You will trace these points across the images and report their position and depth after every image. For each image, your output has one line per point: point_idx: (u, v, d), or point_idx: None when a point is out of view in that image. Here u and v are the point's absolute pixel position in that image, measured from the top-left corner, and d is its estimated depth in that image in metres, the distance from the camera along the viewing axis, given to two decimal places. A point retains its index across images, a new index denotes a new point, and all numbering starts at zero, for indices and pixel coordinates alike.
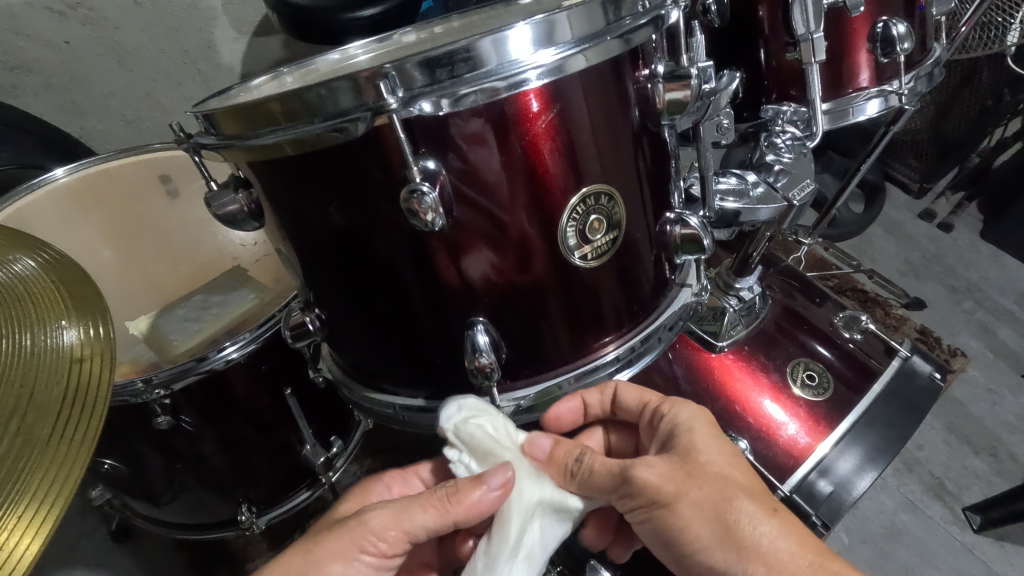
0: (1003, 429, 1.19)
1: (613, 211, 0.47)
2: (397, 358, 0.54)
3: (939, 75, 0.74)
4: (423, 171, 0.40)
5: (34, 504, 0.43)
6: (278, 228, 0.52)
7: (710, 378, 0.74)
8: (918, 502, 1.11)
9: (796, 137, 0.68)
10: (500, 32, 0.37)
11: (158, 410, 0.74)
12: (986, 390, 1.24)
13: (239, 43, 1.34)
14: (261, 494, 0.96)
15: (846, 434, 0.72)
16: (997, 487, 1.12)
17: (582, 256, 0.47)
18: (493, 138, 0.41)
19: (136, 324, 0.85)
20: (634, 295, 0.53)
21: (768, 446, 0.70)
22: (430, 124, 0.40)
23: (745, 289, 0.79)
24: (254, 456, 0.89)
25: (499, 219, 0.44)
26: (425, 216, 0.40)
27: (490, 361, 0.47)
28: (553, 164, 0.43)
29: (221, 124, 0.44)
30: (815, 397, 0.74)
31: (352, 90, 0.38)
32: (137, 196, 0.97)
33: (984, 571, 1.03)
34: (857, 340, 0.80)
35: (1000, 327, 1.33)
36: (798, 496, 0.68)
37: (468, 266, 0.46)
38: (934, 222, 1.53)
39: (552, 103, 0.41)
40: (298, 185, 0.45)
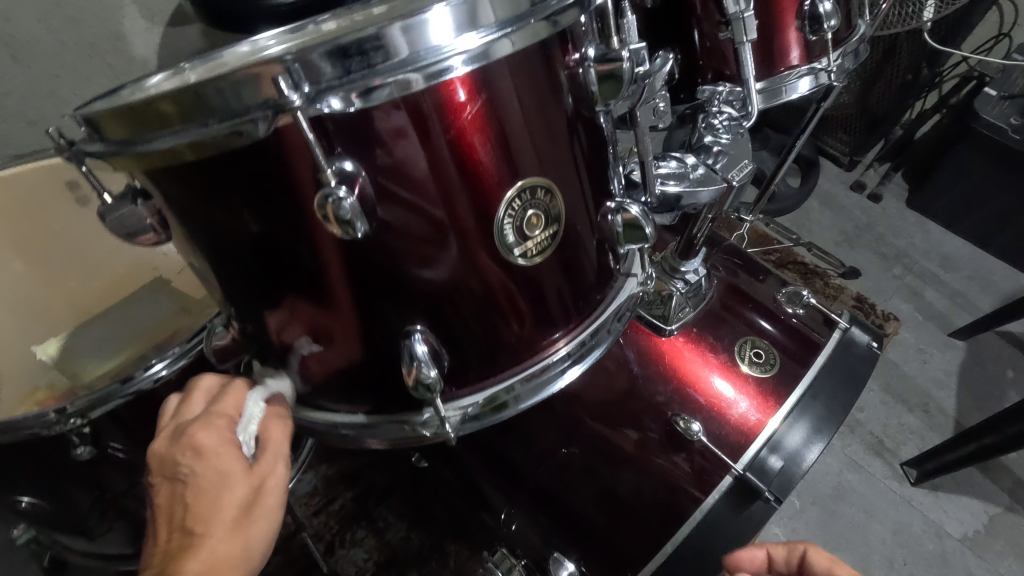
0: (933, 385, 1.26)
1: (552, 205, 0.45)
2: (333, 370, 0.50)
3: (865, 50, 0.75)
4: (340, 170, 0.37)
5: None
6: (190, 241, 0.47)
7: (660, 361, 0.74)
8: (861, 461, 1.16)
9: (733, 117, 0.68)
10: (412, 18, 0.34)
11: (76, 440, 0.68)
12: (917, 349, 1.31)
13: (153, 33, 1.24)
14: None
15: (795, 408, 0.73)
16: (929, 441, 1.18)
17: (522, 253, 0.45)
18: (419, 134, 0.38)
19: (44, 348, 0.79)
20: (579, 289, 0.51)
21: (720, 426, 0.71)
22: (345, 121, 0.36)
23: (690, 272, 0.78)
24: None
25: (430, 218, 0.41)
26: (345, 223, 0.36)
27: (431, 371, 0.44)
28: (483, 156, 0.41)
29: (106, 129, 0.39)
30: (762, 373, 0.75)
31: (250, 84, 0.34)
32: (38, 206, 0.89)
33: (921, 520, 1.10)
34: (800, 315, 0.82)
35: (926, 290, 1.41)
36: (750, 474, 0.69)
37: (401, 271, 0.43)
38: (864, 192, 1.60)
39: (479, 91, 0.39)
40: (203, 191, 0.40)
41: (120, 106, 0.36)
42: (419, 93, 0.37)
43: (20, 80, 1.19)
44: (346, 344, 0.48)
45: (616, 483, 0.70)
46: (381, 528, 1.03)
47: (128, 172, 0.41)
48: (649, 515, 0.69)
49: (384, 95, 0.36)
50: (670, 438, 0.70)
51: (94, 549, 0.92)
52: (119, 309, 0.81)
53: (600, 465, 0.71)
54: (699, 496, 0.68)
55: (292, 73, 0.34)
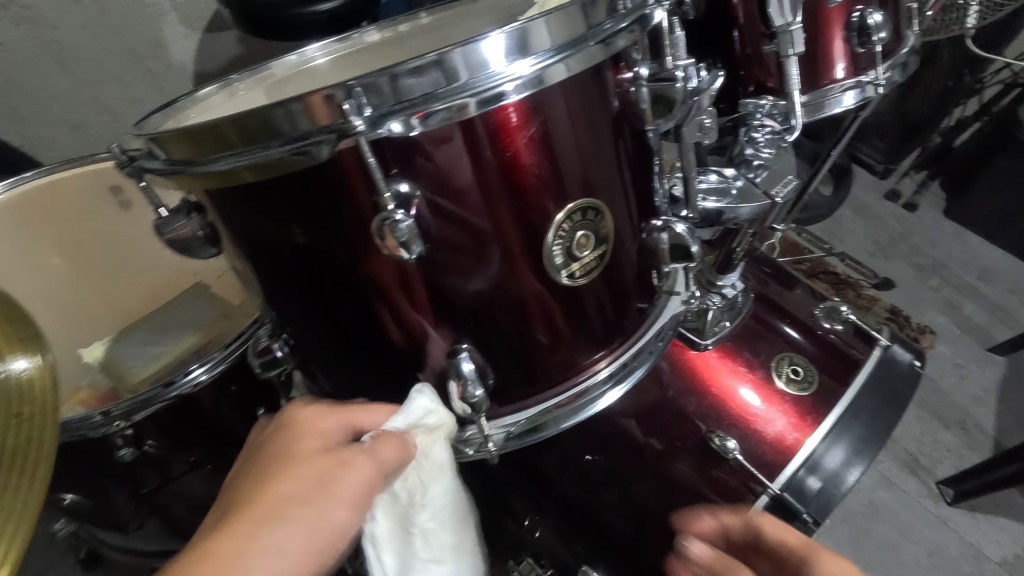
0: (971, 401, 1.22)
1: (600, 225, 0.45)
2: (377, 386, 0.51)
3: (913, 62, 0.73)
4: (397, 194, 0.38)
5: None
6: (239, 253, 0.48)
7: (694, 376, 0.73)
8: (894, 478, 1.13)
9: (775, 131, 0.66)
10: (472, 42, 0.35)
11: (120, 441, 0.69)
12: (954, 364, 1.27)
13: (190, 39, 1.22)
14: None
15: (833, 428, 0.72)
16: (967, 459, 1.15)
17: (569, 274, 0.45)
18: (472, 153, 0.39)
19: (90, 350, 0.81)
20: (622, 309, 0.51)
21: (756, 444, 0.70)
22: (402, 143, 0.37)
23: (728, 286, 0.78)
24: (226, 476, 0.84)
25: (480, 238, 0.42)
26: (401, 245, 0.37)
27: (479, 392, 0.45)
28: (535, 177, 0.41)
29: (168, 148, 0.40)
30: (799, 390, 0.74)
31: (313, 109, 0.35)
32: (84, 206, 0.90)
33: (958, 542, 1.06)
34: (837, 330, 0.80)
35: (965, 303, 1.37)
36: (788, 493, 0.68)
37: (449, 287, 0.43)
38: (899, 201, 1.56)
39: (534, 114, 0.39)
40: (260, 211, 0.41)
41: (184, 128, 0.37)
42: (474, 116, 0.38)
43: (64, 85, 1.23)
44: (388, 358, 0.48)
45: (648, 498, 0.69)
46: None
47: (185, 189, 0.42)
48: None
49: (441, 120, 0.36)
50: (703, 456, 0.69)
51: (128, 545, 0.94)
52: (161, 313, 0.83)
53: (631, 479, 0.70)
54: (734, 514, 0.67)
55: (357, 99, 0.34)
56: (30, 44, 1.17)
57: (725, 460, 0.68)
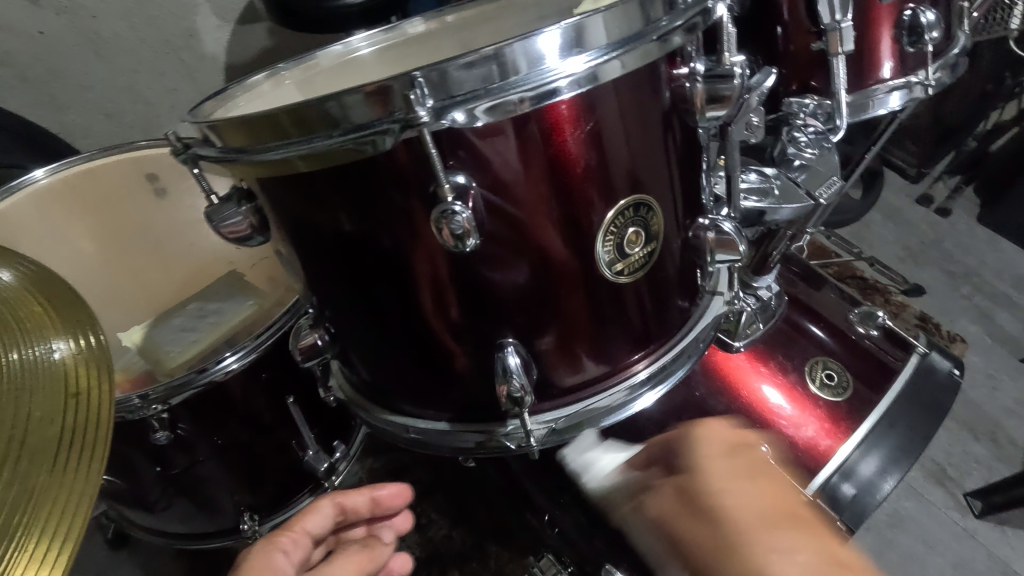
0: (1003, 413, 1.19)
1: (649, 222, 0.45)
2: (415, 377, 0.51)
3: (963, 63, 0.71)
4: (454, 186, 0.38)
5: (47, 529, 0.35)
6: (287, 242, 0.49)
7: (724, 379, 0.72)
8: (920, 489, 1.11)
9: (819, 131, 0.66)
10: (534, 34, 0.35)
11: (156, 424, 0.71)
12: (986, 374, 1.24)
13: (223, 31, 1.25)
14: (262, 501, 0.93)
15: (868, 436, 0.70)
16: (997, 473, 1.12)
17: (616, 271, 0.45)
18: (524, 147, 0.39)
19: (128, 334, 0.82)
20: (663, 307, 0.51)
21: (787, 448, 0.69)
22: (457, 135, 0.37)
23: (762, 288, 0.75)
24: (253, 462, 0.85)
25: (527, 229, 0.42)
26: (454, 236, 0.37)
27: (521, 386, 0.45)
28: (585, 170, 0.41)
29: (224, 135, 0.40)
30: (833, 396, 0.72)
31: (369, 101, 0.35)
32: (122, 192, 0.92)
33: (985, 556, 1.04)
34: (873, 336, 0.78)
35: (999, 313, 1.33)
36: (821, 500, 0.67)
37: (493, 283, 0.43)
38: (931, 206, 1.52)
39: (587, 109, 0.39)
40: (313, 199, 0.42)
41: (241, 116, 0.37)
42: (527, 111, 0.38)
43: (100, 74, 1.25)
44: (428, 350, 0.48)
45: None
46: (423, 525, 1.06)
47: (238, 177, 0.42)
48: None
49: (498, 113, 0.36)
50: None
51: (155, 526, 0.96)
52: (197, 300, 0.84)
53: None
54: None
55: (417, 90, 0.34)
56: (69, 32, 1.19)
57: None
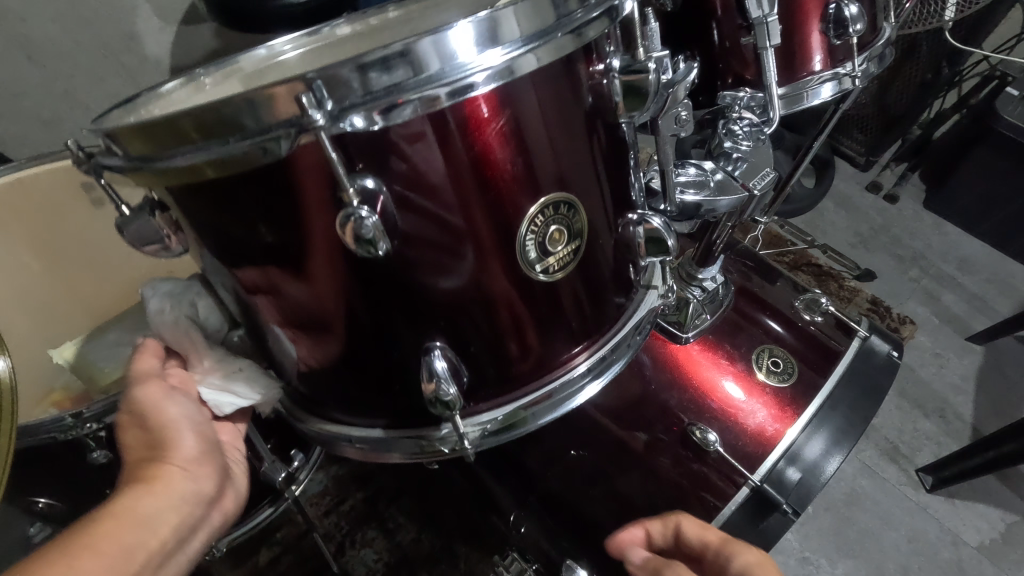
0: (950, 390, 1.24)
1: (574, 220, 0.45)
2: (348, 383, 0.50)
3: (890, 54, 0.73)
4: (361, 190, 0.37)
5: None
6: (204, 253, 0.47)
7: (674, 368, 0.74)
8: (875, 466, 1.15)
9: (753, 123, 0.67)
10: (439, 32, 0.34)
11: (93, 443, 0.68)
12: (934, 353, 1.29)
13: (166, 34, 1.17)
14: None
15: (813, 419, 0.72)
16: (946, 447, 1.17)
17: (543, 269, 0.45)
18: (441, 150, 0.38)
19: (59, 352, 0.77)
20: (599, 302, 0.51)
21: (737, 436, 0.70)
22: (365, 137, 0.36)
23: (708, 279, 0.77)
24: None
25: (450, 228, 0.41)
26: (368, 241, 0.36)
27: (451, 391, 0.44)
28: (506, 168, 0.40)
29: (127, 144, 0.38)
30: (780, 382, 0.74)
31: (271, 103, 0.34)
32: (58, 204, 0.86)
33: (937, 528, 1.08)
34: (817, 322, 0.80)
35: (945, 294, 1.39)
36: (768, 486, 0.68)
37: (420, 284, 0.43)
38: (880, 193, 1.57)
39: (502, 107, 0.38)
40: (223, 208, 0.40)
41: (141, 123, 0.36)
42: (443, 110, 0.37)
43: (36, 79, 1.21)
44: (358, 356, 0.47)
45: (631, 488, 0.70)
46: (390, 530, 1.05)
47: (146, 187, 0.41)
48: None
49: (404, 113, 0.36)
50: (684, 447, 0.70)
51: None
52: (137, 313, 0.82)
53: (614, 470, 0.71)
54: (715, 507, 0.67)
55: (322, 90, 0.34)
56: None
57: (707, 452, 0.68)
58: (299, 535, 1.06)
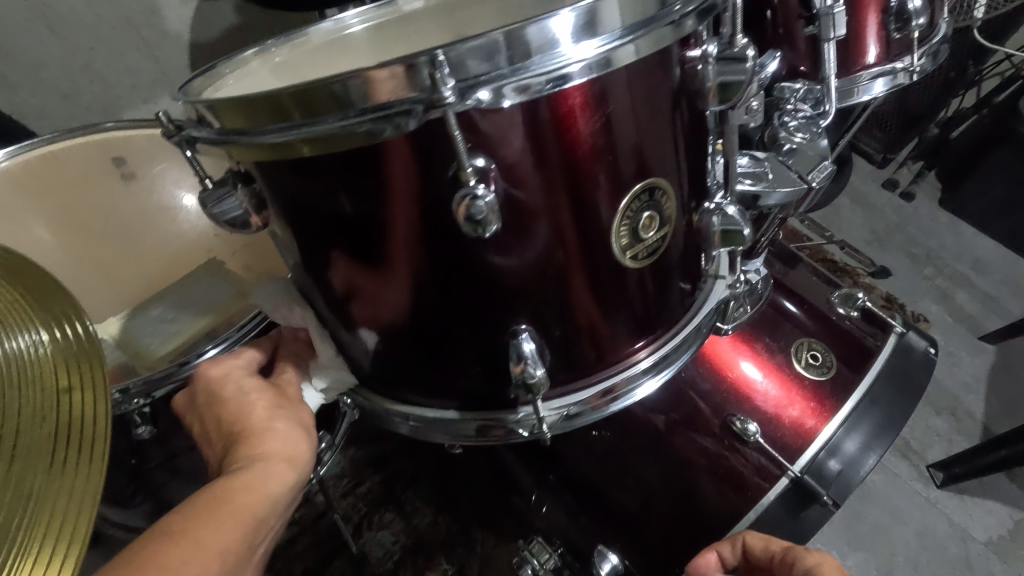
0: (962, 389, 1.25)
1: (664, 207, 0.46)
2: (417, 365, 0.51)
3: (945, 51, 0.74)
4: (477, 169, 0.37)
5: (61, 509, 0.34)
6: (286, 230, 0.47)
7: (712, 360, 0.75)
8: (887, 463, 1.16)
9: (808, 116, 0.68)
10: (545, 19, 0.34)
11: (137, 419, 0.68)
12: (946, 352, 1.30)
13: (187, 7, 1.20)
14: None
15: (850, 414, 0.73)
16: (958, 445, 1.18)
17: (632, 256, 0.46)
18: (531, 133, 0.38)
19: (103, 328, 0.77)
20: (665, 296, 0.51)
21: (776, 429, 0.71)
22: (474, 119, 0.36)
23: (752, 272, 0.74)
24: None
25: (538, 215, 0.41)
26: (479, 220, 0.37)
27: (536, 371, 0.45)
28: (598, 155, 0.41)
29: (222, 116, 0.38)
30: (819, 377, 0.74)
31: (381, 81, 0.33)
32: (87, 180, 0.89)
33: (947, 524, 1.10)
34: (853, 317, 0.81)
35: (958, 293, 1.39)
36: (808, 477, 0.69)
37: (503, 270, 0.43)
38: (896, 191, 1.57)
39: (601, 96, 0.38)
40: (317, 185, 0.40)
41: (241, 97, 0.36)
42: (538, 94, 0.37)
43: (53, 52, 1.16)
44: (431, 338, 0.47)
45: (666, 480, 0.70)
46: (408, 514, 1.06)
47: (236, 158, 0.41)
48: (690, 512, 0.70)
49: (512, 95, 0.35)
50: (724, 439, 0.70)
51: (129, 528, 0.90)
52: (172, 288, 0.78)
53: (637, 456, 0.72)
54: (752, 495, 0.68)
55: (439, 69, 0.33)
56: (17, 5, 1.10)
57: (746, 442, 0.69)
58: (318, 515, 1.08)
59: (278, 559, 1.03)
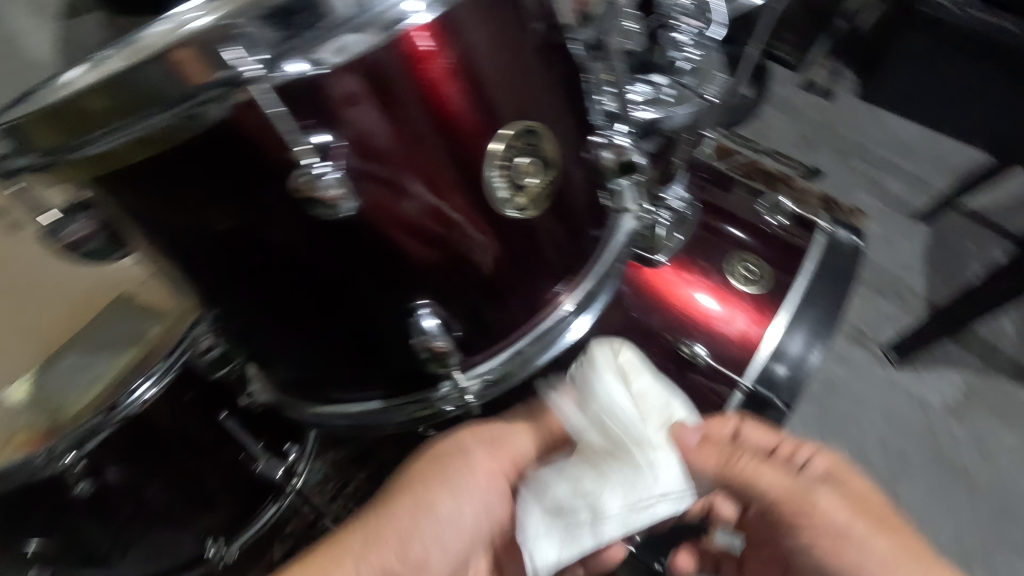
0: (903, 270, 1.30)
1: (541, 149, 0.48)
2: (334, 356, 0.53)
3: None
4: (322, 144, 0.40)
5: None
6: (167, 251, 0.49)
7: (654, 293, 0.74)
8: (845, 354, 1.21)
9: (698, 28, 0.65)
10: None
11: (73, 478, 0.65)
12: (885, 238, 1.35)
13: (47, 30, 1.08)
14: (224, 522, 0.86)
15: (790, 317, 0.74)
16: (906, 322, 1.23)
17: (516, 207, 0.48)
18: (393, 104, 0.41)
19: (11, 393, 0.73)
20: (576, 236, 0.54)
21: (718, 342, 0.72)
22: (317, 98, 0.39)
23: (673, 199, 0.76)
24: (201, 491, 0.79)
25: (410, 183, 0.44)
26: (327, 198, 0.41)
27: (440, 337, 0.49)
28: (461, 108, 0.43)
29: (36, 138, 0.38)
30: (756, 289, 0.75)
31: (179, 67, 0.35)
32: None
33: (907, 398, 1.15)
34: (782, 224, 0.81)
35: (887, 180, 1.43)
36: (760, 387, 0.71)
37: (394, 244, 0.46)
38: (816, 91, 1.59)
39: (446, 45, 0.41)
40: (177, 191, 0.42)
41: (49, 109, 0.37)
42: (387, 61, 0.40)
43: None
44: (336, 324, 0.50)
45: None
46: None
47: (69, 181, 0.42)
48: None
49: (357, 74, 0.39)
50: (677, 366, 0.71)
51: None
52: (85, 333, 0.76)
53: None
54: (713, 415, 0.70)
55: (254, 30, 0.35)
56: None
57: (696, 367, 0.71)
58: (310, 522, 1.07)
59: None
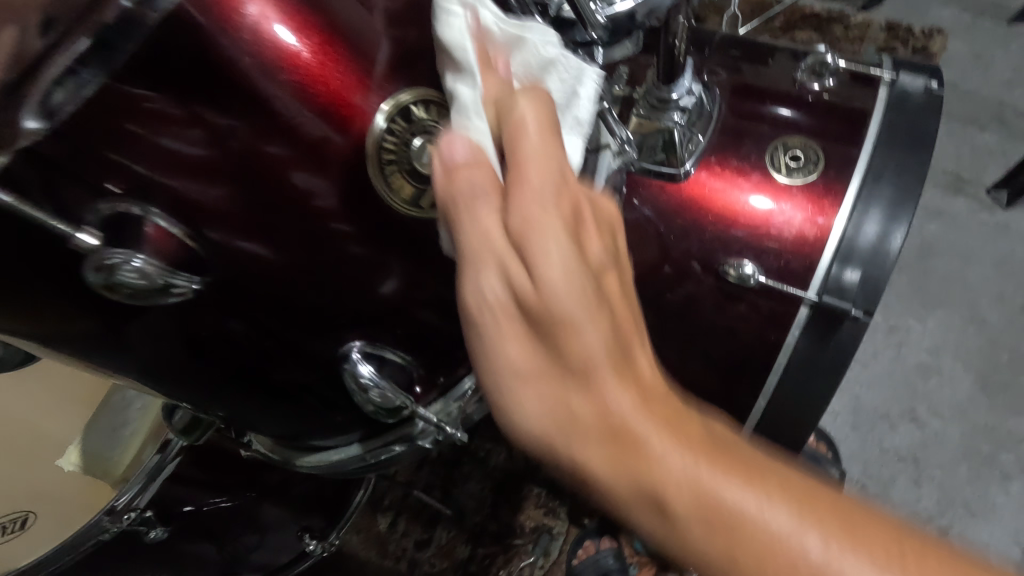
0: (1004, 90, 1.11)
1: (444, 126, 0.43)
2: (303, 398, 0.51)
3: None
4: (101, 219, 0.38)
5: None
6: (126, 360, 0.45)
7: (688, 207, 0.63)
8: (942, 207, 1.06)
9: None
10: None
11: (145, 526, 0.68)
12: (974, 57, 1.13)
13: None
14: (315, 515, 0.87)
15: (860, 197, 0.61)
16: (1015, 154, 1.07)
17: (434, 188, 0.43)
18: (246, 109, 0.37)
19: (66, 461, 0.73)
20: None
21: (776, 258, 0.61)
22: (164, 113, 0.36)
23: (683, 96, 0.63)
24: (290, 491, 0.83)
25: (310, 185, 0.41)
26: (163, 283, 0.39)
27: (379, 387, 0.47)
28: (346, 92, 0.40)
29: None
30: (805, 177, 0.62)
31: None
32: None
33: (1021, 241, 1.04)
34: (829, 89, 0.66)
35: None
36: (829, 297, 0.59)
37: (321, 254, 0.43)
38: None
39: (313, 28, 0.39)
40: (66, 296, 0.40)
41: None
42: (217, 51, 0.36)
43: None
44: (278, 348, 0.47)
45: (683, 352, 0.65)
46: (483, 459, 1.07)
47: None
48: (728, 364, 0.64)
49: (189, 87, 0.36)
50: (724, 291, 0.62)
51: None
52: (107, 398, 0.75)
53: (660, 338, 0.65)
54: (778, 331, 0.61)
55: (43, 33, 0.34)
56: None
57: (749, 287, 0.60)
58: (405, 492, 1.07)
59: (388, 544, 1.06)
